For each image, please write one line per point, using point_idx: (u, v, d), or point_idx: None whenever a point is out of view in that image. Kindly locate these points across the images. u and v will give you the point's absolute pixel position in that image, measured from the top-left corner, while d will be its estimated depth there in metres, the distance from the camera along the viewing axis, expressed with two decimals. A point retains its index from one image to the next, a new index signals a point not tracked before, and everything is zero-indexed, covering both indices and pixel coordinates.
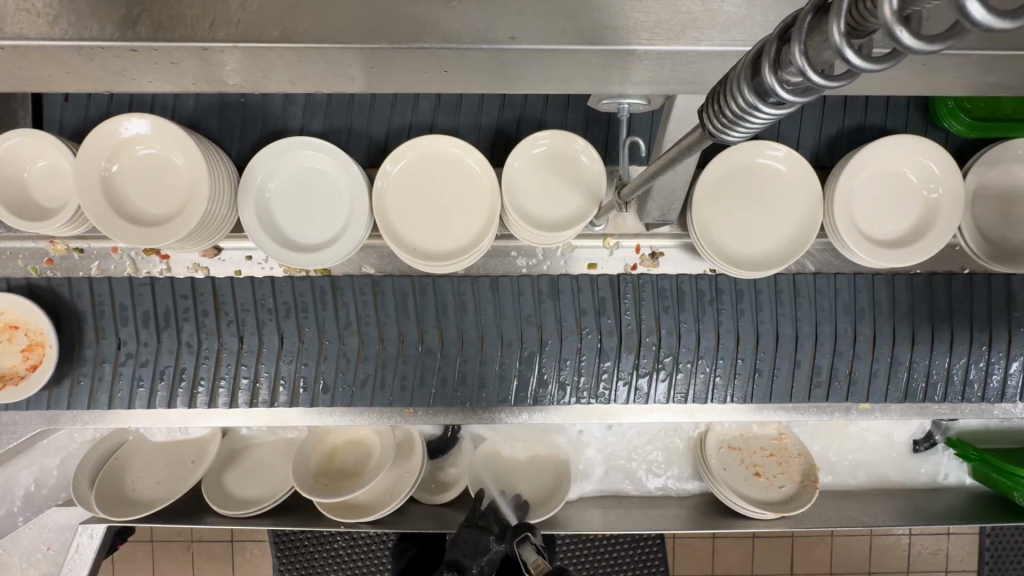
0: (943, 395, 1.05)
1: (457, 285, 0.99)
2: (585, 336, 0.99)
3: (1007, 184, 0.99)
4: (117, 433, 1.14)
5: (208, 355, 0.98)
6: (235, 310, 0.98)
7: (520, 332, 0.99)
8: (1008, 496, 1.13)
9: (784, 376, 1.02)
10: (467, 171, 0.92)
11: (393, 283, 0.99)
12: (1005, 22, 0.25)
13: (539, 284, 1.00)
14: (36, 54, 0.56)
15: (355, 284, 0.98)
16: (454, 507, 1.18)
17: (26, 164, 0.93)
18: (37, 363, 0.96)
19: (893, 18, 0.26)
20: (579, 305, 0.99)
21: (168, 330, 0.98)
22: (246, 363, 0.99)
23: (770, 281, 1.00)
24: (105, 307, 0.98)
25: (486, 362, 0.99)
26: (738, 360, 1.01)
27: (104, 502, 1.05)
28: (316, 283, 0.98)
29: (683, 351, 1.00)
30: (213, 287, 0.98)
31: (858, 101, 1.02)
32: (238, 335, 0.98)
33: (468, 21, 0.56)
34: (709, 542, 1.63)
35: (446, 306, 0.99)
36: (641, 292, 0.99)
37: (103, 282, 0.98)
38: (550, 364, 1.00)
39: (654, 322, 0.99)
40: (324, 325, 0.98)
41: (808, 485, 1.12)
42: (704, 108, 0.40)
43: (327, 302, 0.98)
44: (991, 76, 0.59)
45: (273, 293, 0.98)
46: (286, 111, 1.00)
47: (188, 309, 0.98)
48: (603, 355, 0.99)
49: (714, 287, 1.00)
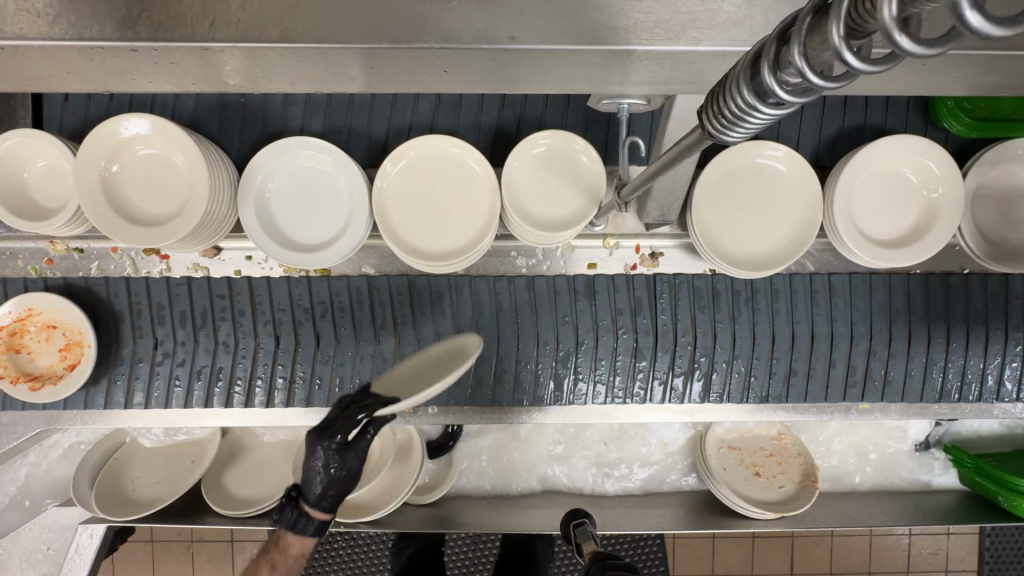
0: (943, 394, 1.05)
1: (493, 285, 1.00)
2: (621, 337, 1.00)
3: (1006, 184, 0.99)
4: (116, 433, 1.13)
5: (245, 354, 0.99)
6: (272, 310, 0.99)
7: (556, 331, 0.99)
8: (994, 501, 1.13)
9: (819, 375, 1.03)
10: (467, 172, 0.92)
11: (429, 283, 0.99)
12: (1003, 28, 0.25)
13: (576, 283, 1.00)
14: (36, 55, 0.56)
15: (391, 283, 0.99)
16: (453, 507, 1.18)
17: (26, 163, 0.93)
18: (74, 363, 0.97)
19: (892, 21, 0.26)
20: (615, 306, 1.00)
21: (205, 330, 0.99)
22: (282, 363, 1.00)
23: (805, 281, 1.01)
24: (142, 307, 0.98)
25: (523, 360, 1.00)
26: (773, 360, 1.01)
27: (105, 504, 1.04)
28: (352, 283, 0.99)
29: (720, 351, 1.01)
30: (250, 287, 0.99)
31: (858, 101, 1.02)
32: (275, 335, 0.99)
33: (468, 21, 0.56)
34: (709, 542, 1.63)
35: (483, 306, 0.99)
36: (677, 292, 1.00)
37: (141, 282, 0.98)
38: (587, 363, 1.00)
39: (690, 322, 1.00)
40: (360, 325, 0.99)
41: (808, 485, 1.13)
42: (704, 108, 0.40)
43: (363, 302, 0.99)
44: (991, 76, 0.59)
45: (310, 293, 0.99)
46: (286, 111, 1.00)
47: (225, 309, 0.99)
48: (639, 355, 1.00)
49: (749, 287, 1.01)
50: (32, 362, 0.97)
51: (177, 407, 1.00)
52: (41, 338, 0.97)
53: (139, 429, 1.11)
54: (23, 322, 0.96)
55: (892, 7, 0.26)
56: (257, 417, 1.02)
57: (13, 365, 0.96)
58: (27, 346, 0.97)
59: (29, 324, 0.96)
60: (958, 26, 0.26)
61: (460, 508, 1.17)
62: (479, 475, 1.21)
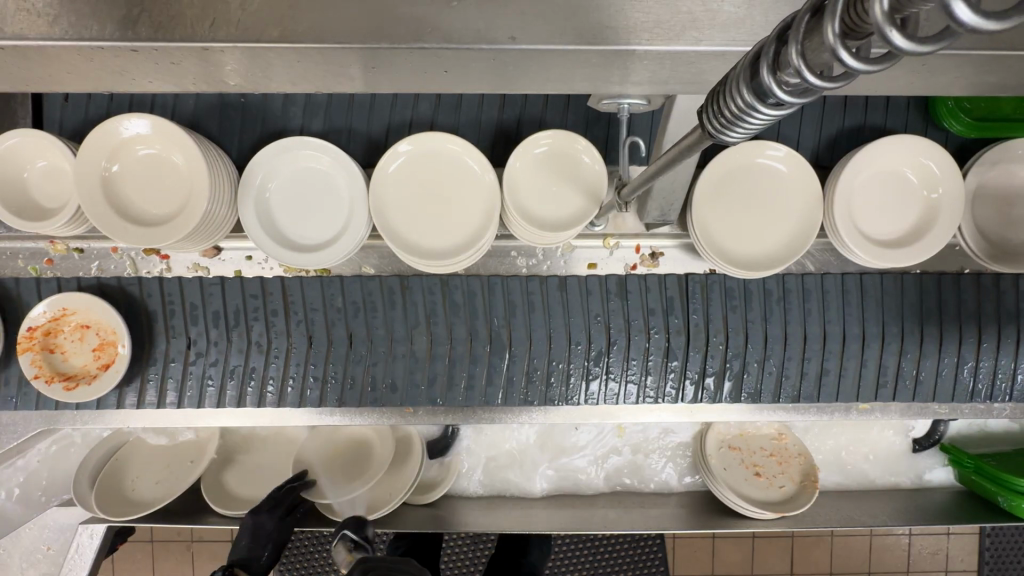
0: (948, 395, 1.04)
1: (525, 285, 0.99)
2: (653, 336, 0.99)
3: (1006, 184, 0.99)
4: (118, 434, 1.13)
5: (277, 354, 0.98)
6: (304, 310, 0.98)
7: (588, 332, 0.99)
8: (994, 501, 1.13)
9: (851, 375, 1.02)
10: (467, 171, 0.92)
11: (463, 282, 0.99)
12: (991, 22, 0.24)
13: (607, 283, 0.99)
14: (36, 54, 0.56)
15: (425, 283, 0.99)
16: (452, 506, 1.18)
17: (26, 164, 0.93)
18: (108, 363, 0.96)
19: (884, 19, 0.26)
20: (646, 305, 0.99)
21: (238, 330, 0.98)
22: (314, 364, 0.99)
23: (837, 279, 1.01)
24: (175, 307, 0.98)
25: (555, 359, 0.99)
26: (804, 360, 1.01)
27: (106, 504, 1.05)
28: (385, 283, 0.99)
29: (753, 352, 1.00)
30: (283, 287, 0.98)
31: (858, 101, 1.02)
32: (308, 336, 0.98)
33: (468, 21, 0.56)
34: (709, 542, 1.63)
35: (515, 305, 0.99)
36: (709, 292, 1.00)
37: (174, 282, 0.98)
38: (618, 363, 1.00)
39: (722, 322, 1.00)
40: (392, 324, 0.98)
41: (808, 485, 1.13)
42: (704, 108, 0.40)
43: (395, 302, 0.99)
44: (991, 76, 0.59)
45: (342, 293, 0.98)
46: (286, 111, 1.00)
47: (257, 309, 0.98)
48: (671, 355, 1.00)
49: (781, 287, 1.01)
50: (66, 362, 0.96)
51: (176, 407, 1.00)
52: (75, 338, 0.97)
53: (138, 429, 1.11)
54: (57, 322, 0.96)
55: (886, 4, 0.26)
56: (257, 417, 1.02)
57: (47, 365, 0.96)
58: (60, 346, 0.96)
59: (62, 324, 0.96)
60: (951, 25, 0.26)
61: (459, 508, 1.17)
62: (479, 476, 1.21)
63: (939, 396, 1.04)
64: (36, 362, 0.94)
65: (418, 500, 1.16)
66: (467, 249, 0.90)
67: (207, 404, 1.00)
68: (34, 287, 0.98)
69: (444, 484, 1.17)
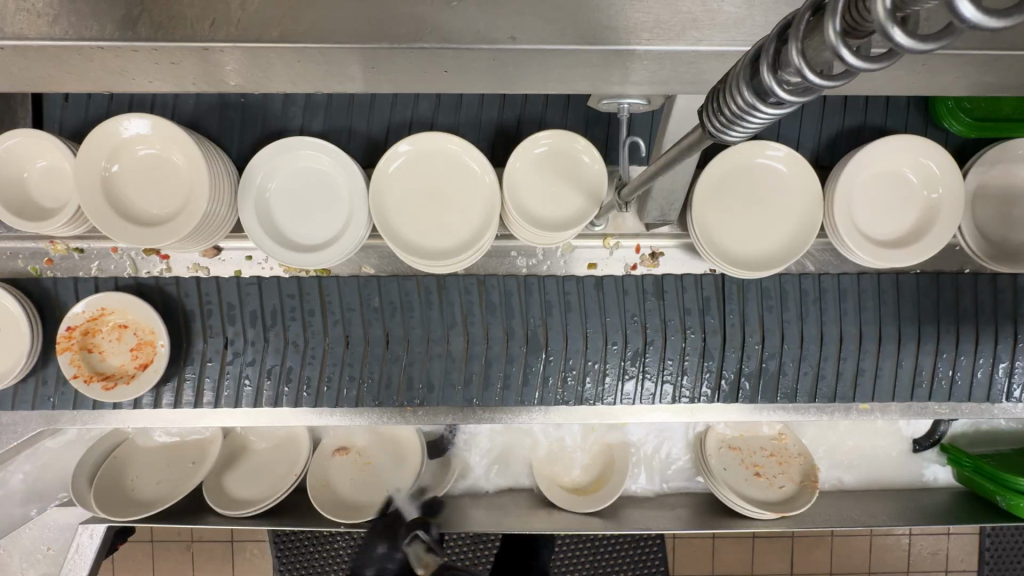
0: (952, 395, 1.04)
1: (561, 285, 0.99)
2: (689, 336, 0.99)
3: (1006, 184, 0.99)
4: (116, 433, 1.14)
5: (314, 354, 0.99)
6: (341, 310, 0.99)
7: (624, 333, 0.99)
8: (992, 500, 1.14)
9: (886, 375, 1.02)
10: (467, 171, 0.92)
11: (499, 283, 0.99)
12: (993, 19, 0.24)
13: (644, 283, 1.00)
14: (36, 54, 0.56)
15: (461, 283, 0.99)
16: (452, 506, 1.18)
17: (26, 164, 0.93)
18: (145, 362, 0.96)
19: (884, 16, 0.26)
20: (682, 305, 1.00)
21: (275, 329, 0.98)
22: (351, 364, 0.99)
23: (873, 279, 1.01)
24: (212, 306, 0.98)
25: (591, 358, 0.99)
26: (839, 360, 1.01)
27: (105, 504, 1.04)
28: (422, 283, 0.99)
29: (789, 352, 1.01)
30: (320, 287, 0.99)
31: (858, 101, 1.02)
32: (345, 336, 0.98)
33: (468, 20, 0.56)
34: (709, 542, 1.63)
35: (552, 305, 0.99)
36: (745, 292, 1.00)
37: (211, 282, 0.98)
38: (653, 364, 1.00)
39: (758, 322, 1.00)
40: (429, 324, 0.98)
41: (808, 485, 1.13)
42: (704, 108, 0.40)
43: (432, 302, 0.99)
44: (990, 76, 0.59)
45: (379, 292, 0.99)
46: (286, 111, 1.00)
47: (294, 309, 0.98)
48: (707, 355, 1.00)
49: (817, 287, 1.01)
50: (104, 362, 0.96)
51: (177, 407, 1.00)
52: (113, 338, 0.97)
53: (138, 429, 1.11)
54: (95, 322, 0.96)
55: (886, 2, 0.26)
56: (257, 417, 1.02)
57: (86, 365, 0.95)
58: (98, 346, 0.96)
59: (101, 324, 0.96)
60: (953, 22, 0.26)
61: (460, 508, 1.17)
62: (479, 475, 1.21)
63: (941, 396, 1.04)
64: (75, 362, 0.94)
65: (418, 500, 1.16)
66: (467, 249, 0.90)
67: (208, 403, 1.00)
68: (71, 286, 0.98)
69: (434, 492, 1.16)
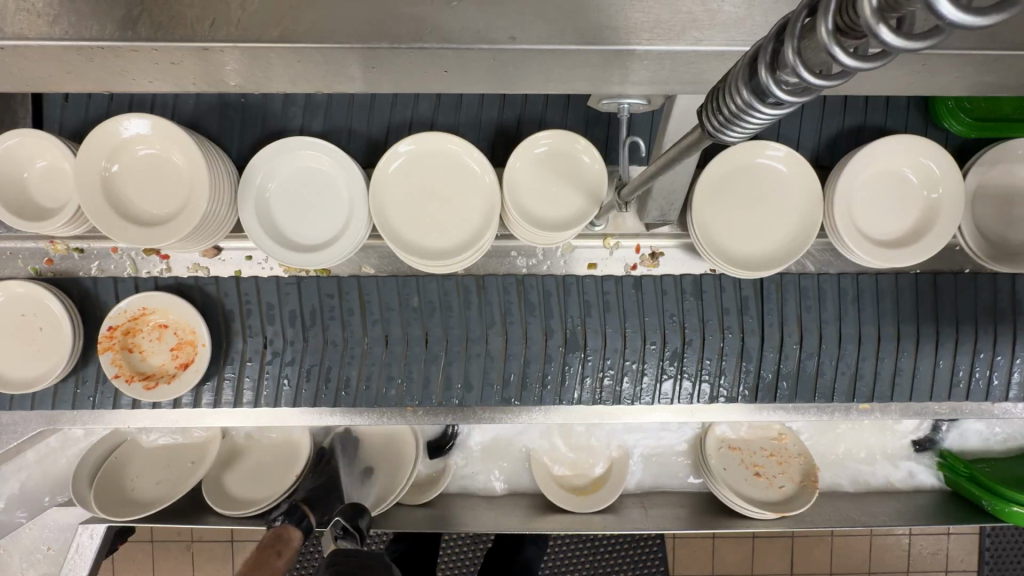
0: (955, 394, 1.04)
1: (600, 285, 1.00)
2: (727, 336, 1.00)
3: (1006, 185, 0.99)
4: (116, 433, 1.13)
5: (354, 354, 0.99)
6: (380, 310, 0.98)
7: (663, 332, 0.99)
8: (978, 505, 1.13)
9: (924, 375, 1.03)
10: (467, 171, 0.92)
11: (538, 282, 0.99)
12: (970, 17, 0.24)
13: (682, 283, 1.00)
14: (35, 54, 0.56)
15: (501, 283, 0.99)
16: (451, 505, 1.18)
17: (26, 164, 0.93)
18: (186, 362, 0.96)
19: (872, 17, 0.26)
20: (721, 305, 1.00)
21: (315, 330, 0.98)
22: (390, 363, 0.99)
23: (911, 279, 1.01)
24: (251, 307, 0.98)
25: (629, 358, 0.99)
26: (878, 359, 1.01)
27: (104, 504, 1.04)
28: (461, 282, 0.99)
29: (828, 352, 1.01)
30: (359, 287, 0.99)
31: (858, 101, 1.02)
32: (385, 336, 0.98)
33: (468, 20, 0.56)
34: (709, 541, 1.63)
35: (590, 305, 0.99)
36: (784, 292, 1.01)
37: (250, 282, 0.98)
38: (692, 364, 1.00)
39: (796, 322, 1.01)
40: (469, 325, 0.98)
41: (808, 485, 1.13)
42: (705, 107, 0.40)
43: (471, 302, 0.99)
44: (990, 76, 0.59)
45: (418, 292, 0.99)
46: (286, 111, 1.00)
47: (333, 309, 0.98)
48: (746, 355, 1.00)
49: (855, 286, 1.01)
50: (144, 361, 0.97)
51: (180, 406, 1.01)
52: (153, 338, 0.97)
53: (137, 429, 1.11)
54: (136, 322, 0.96)
55: (872, 3, 0.26)
56: (257, 417, 1.02)
57: (126, 364, 0.96)
58: (139, 346, 0.97)
59: (141, 324, 0.96)
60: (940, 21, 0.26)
61: (460, 508, 1.17)
62: (477, 476, 1.21)
63: (942, 396, 1.04)
64: (116, 362, 0.95)
65: (413, 501, 1.16)
66: (468, 249, 0.90)
67: (210, 403, 1.00)
68: (110, 286, 0.98)
69: (424, 499, 1.16)
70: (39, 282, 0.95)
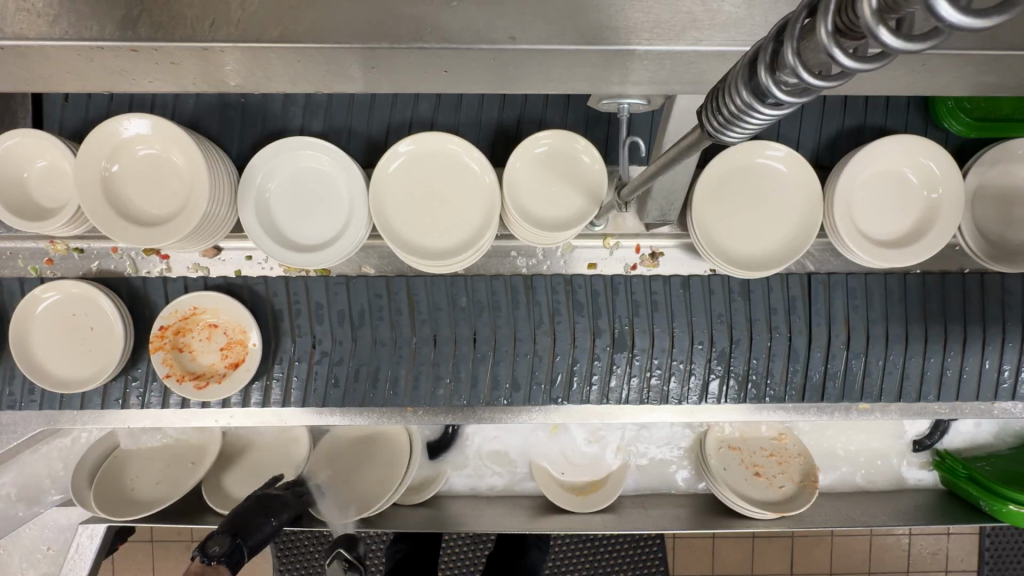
0: (957, 395, 1.04)
1: (648, 285, 1.00)
2: (775, 336, 1.00)
3: (1006, 185, 0.99)
4: (114, 433, 1.13)
5: (402, 354, 0.98)
6: (428, 310, 0.98)
7: (710, 332, 0.99)
8: (975, 505, 1.13)
9: (969, 376, 1.03)
10: (467, 171, 0.92)
11: (587, 282, 0.99)
12: (971, 19, 0.24)
13: (731, 283, 1.00)
14: (35, 54, 0.56)
15: (549, 283, 0.99)
16: (451, 505, 1.18)
17: (26, 164, 0.93)
18: (236, 361, 0.97)
19: (872, 17, 0.27)
20: (769, 304, 1.00)
21: (364, 329, 0.98)
22: (438, 364, 0.98)
23: (959, 279, 1.02)
24: (300, 307, 0.98)
25: (677, 358, 0.99)
26: (925, 359, 1.02)
27: (104, 503, 1.05)
28: (510, 282, 0.99)
29: (875, 353, 1.01)
30: (408, 287, 0.98)
31: (858, 101, 1.02)
32: (433, 335, 0.98)
33: (468, 20, 0.56)
34: (709, 541, 1.63)
35: (639, 304, 0.99)
36: (832, 292, 1.01)
37: (300, 282, 0.98)
38: (740, 363, 1.00)
39: (844, 321, 1.01)
40: (518, 324, 0.98)
41: (808, 485, 1.13)
42: (704, 108, 0.40)
43: (520, 302, 0.99)
44: (990, 76, 0.59)
45: (466, 292, 0.99)
46: (286, 111, 1.00)
47: (382, 309, 0.98)
48: (794, 356, 1.00)
49: (903, 287, 1.01)
50: (194, 361, 0.97)
51: (179, 407, 1.01)
52: (202, 338, 0.97)
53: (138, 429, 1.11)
54: (186, 322, 0.97)
55: (873, 4, 0.26)
56: (257, 418, 1.02)
57: (176, 364, 0.96)
58: (189, 346, 0.97)
59: (191, 324, 0.97)
60: (938, 22, 0.26)
61: (459, 508, 1.17)
62: (477, 475, 1.21)
63: (943, 396, 1.04)
64: (167, 362, 0.95)
65: (407, 501, 1.17)
66: (469, 249, 0.90)
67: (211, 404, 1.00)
68: (160, 286, 0.98)
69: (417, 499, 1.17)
70: (92, 282, 0.95)
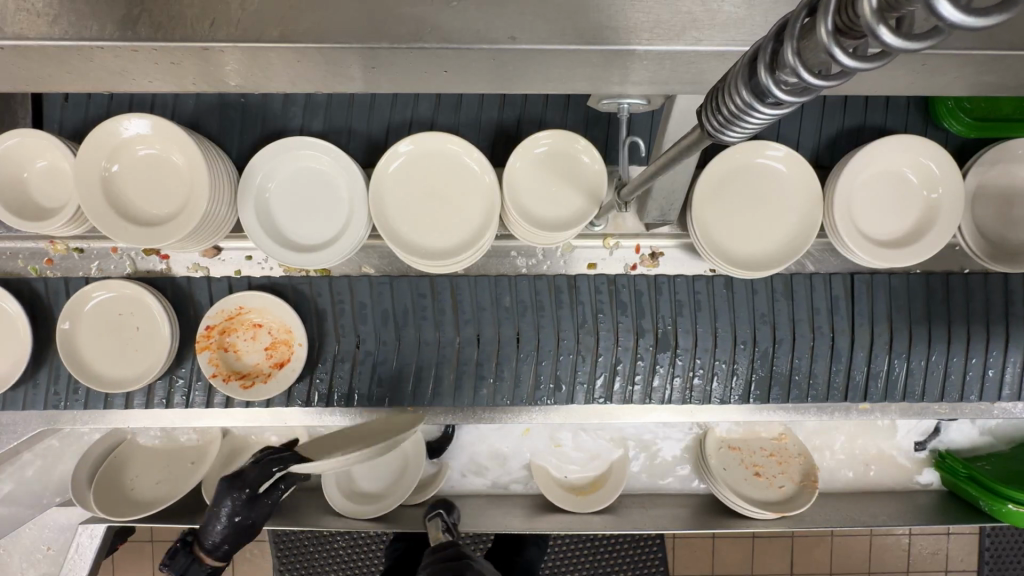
0: (960, 394, 1.04)
1: (691, 284, 1.00)
2: (819, 334, 1.00)
3: (1006, 185, 0.99)
4: (116, 433, 1.12)
5: (447, 353, 0.98)
6: (472, 310, 0.98)
7: (753, 331, 0.99)
8: (975, 505, 1.13)
9: (1012, 378, 1.03)
10: (467, 171, 0.92)
11: (630, 282, 0.99)
12: (969, 17, 0.24)
13: (774, 283, 1.00)
14: (35, 54, 0.56)
15: (593, 283, 0.99)
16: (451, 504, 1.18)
17: (26, 164, 0.93)
18: (281, 361, 0.97)
19: (872, 16, 0.27)
20: (813, 305, 1.00)
21: (408, 329, 0.98)
22: (482, 364, 0.99)
23: (1003, 279, 1.01)
24: (344, 307, 0.98)
25: (720, 357, 1.00)
26: (968, 359, 1.02)
27: (104, 503, 1.04)
28: (554, 283, 0.99)
29: (917, 353, 1.01)
30: (451, 287, 0.99)
31: (858, 101, 1.02)
32: (476, 335, 0.98)
33: (468, 20, 0.56)
34: (709, 541, 1.63)
35: (682, 305, 0.99)
36: (874, 292, 1.01)
37: (315, 282, 0.98)
38: (784, 362, 1.00)
39: (886, 321, 1.01)
40: (562, 324, 0.98)
41: (808, 485, 1.13)
42: (704, 108, 0.40)
43: (563, 302, 0.99)
44: (989, 76, 0.59)
45: (511, 291, 0.99)
46: (286, 111, 1.00)
47: (425, 309, 0.98)
48: (837, 356, 1.01)
49: (927, 286, 1.01)
50: (239, 360, 0.97)
51: (178, 407, 1.01)
52: (247, 337, 0.97)
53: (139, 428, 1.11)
54: (231, 322, 0.97)
55: (873, 2, 0.26)
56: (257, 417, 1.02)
57: (222, 363, 0.96)
58: (234, 346, 0.97)
59: (237, 324, 0.97)
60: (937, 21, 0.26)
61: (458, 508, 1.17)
62: (477, 474, 1.21)
63: (945, 396, 1.04)
64: (213, 361, 0.95)
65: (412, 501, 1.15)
66: (469, 249, 0.90)
67: (211, 403, 1.00)
68: (161, 286, 0.98)
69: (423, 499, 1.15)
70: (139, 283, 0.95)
